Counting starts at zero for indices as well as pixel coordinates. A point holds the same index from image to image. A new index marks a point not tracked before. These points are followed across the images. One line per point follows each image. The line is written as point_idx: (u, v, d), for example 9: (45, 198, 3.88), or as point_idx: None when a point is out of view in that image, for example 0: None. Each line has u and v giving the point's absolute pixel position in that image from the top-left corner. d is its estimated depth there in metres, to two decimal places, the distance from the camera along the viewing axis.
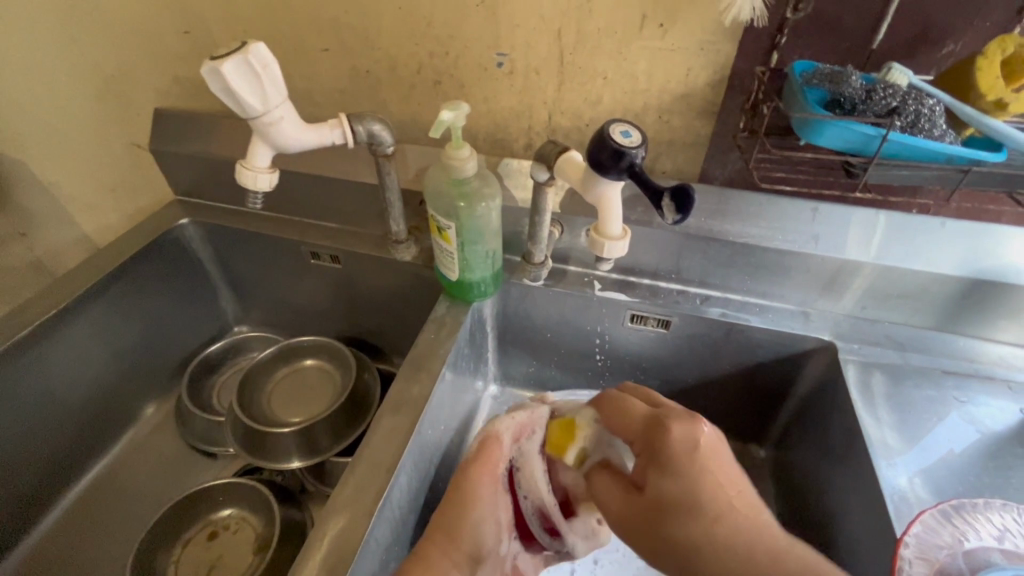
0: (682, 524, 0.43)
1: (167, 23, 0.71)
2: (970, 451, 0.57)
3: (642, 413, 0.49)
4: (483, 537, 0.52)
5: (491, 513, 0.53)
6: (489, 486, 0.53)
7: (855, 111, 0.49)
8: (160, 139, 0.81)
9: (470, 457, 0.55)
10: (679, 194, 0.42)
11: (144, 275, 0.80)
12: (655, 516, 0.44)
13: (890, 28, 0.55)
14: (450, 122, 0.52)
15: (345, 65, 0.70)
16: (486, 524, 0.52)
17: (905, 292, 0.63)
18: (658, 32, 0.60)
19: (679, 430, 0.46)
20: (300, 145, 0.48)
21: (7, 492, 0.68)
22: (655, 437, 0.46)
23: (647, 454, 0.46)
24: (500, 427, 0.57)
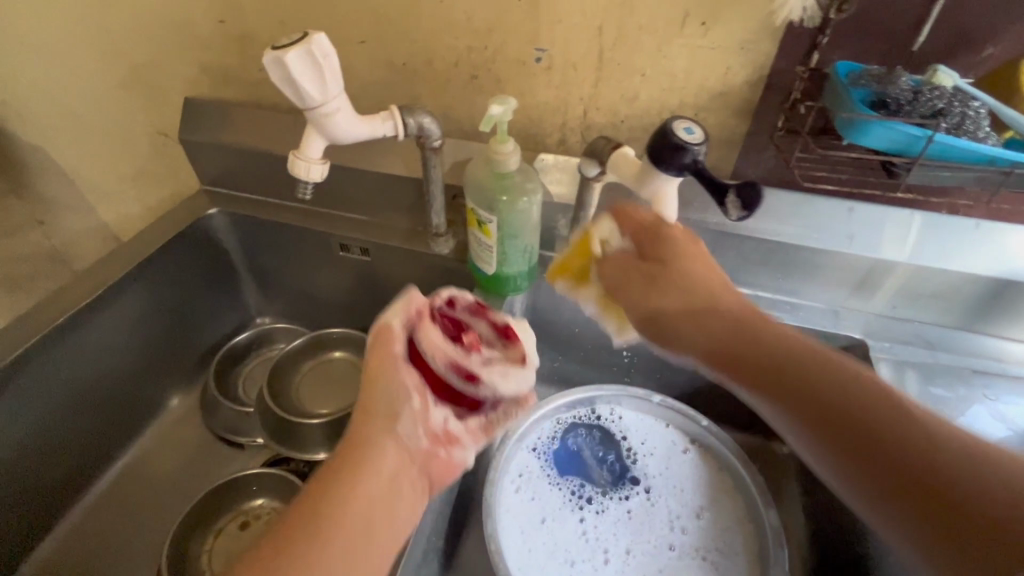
0: (761, 344, 0.47)
1: (201, 11, 0.71)
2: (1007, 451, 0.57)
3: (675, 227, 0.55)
4: (394, 399, 0.46)
5: (396, 381, 0.46)
6: (394, 354, 0.46)
7: (900, 112, 0.50)
8: (188, 128, 0.81)
9: (369, 345, 0.48)
10: (747, 191, 0.43)
11: (172, 265, 0.80)
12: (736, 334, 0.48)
13: (932, 30, 0.55)
14: (499, 115, 0.52)
15: (381, 58, 0.70)
16: (394, 386, 0.46)
17: (935, 292, 0.64)
18: (699, 30, 0.60)
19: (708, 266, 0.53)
20: (353, 136, 0.49)
21: (41, 481, 0.69)
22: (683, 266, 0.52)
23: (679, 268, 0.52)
24: (387, 316, 0.48)
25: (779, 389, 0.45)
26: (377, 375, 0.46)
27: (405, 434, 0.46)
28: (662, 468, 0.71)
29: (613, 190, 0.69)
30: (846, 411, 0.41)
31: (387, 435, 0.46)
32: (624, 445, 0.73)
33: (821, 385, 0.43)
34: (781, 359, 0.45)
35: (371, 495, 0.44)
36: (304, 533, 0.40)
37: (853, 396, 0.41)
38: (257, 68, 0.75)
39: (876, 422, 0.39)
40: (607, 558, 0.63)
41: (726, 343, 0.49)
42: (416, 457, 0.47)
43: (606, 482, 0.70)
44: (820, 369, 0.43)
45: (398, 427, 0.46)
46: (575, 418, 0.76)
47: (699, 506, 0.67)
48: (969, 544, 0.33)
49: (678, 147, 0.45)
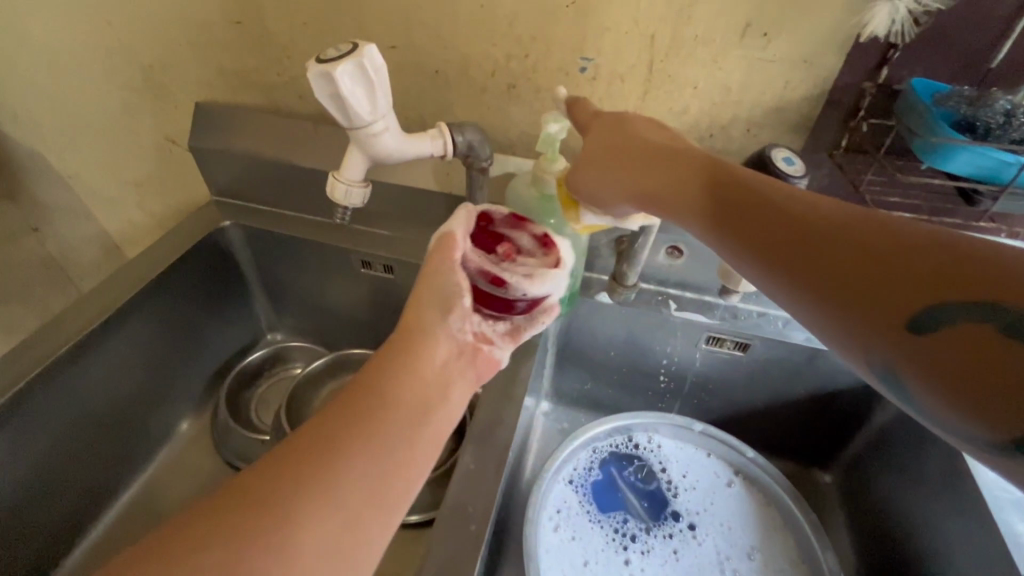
0: (742, 194, 0.39)
1: (216, 11, 0.66)
2: None
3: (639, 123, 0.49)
4: (448, 296, 0.45)
5: (453, 278, 0.46)
6: (447, 259, 0.46)
7: (988, 137, 0.47)
8: (199, 135, 0.76)
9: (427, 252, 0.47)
10: None
11: (183, 282, 0.76)
12: (710, 194, 0.41)
13: (1013, 47, 0.51)
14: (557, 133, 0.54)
15: (412, 65, 0.65)
16: (453, 279, 0.45)
17: None
18: (760, 42, 0.56)
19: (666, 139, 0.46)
20: (398, 156, 0.44)
21: (49, 517, 0.65)
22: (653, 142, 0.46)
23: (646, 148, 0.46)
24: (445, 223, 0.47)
25: (754, 230, 0.38)
26: (432, 274, 0.46)
27: (456, 328, 0.45)
28: (705, 502, 0.68)
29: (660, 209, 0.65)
30: (843, 237, 0.33)
31: (438, 325, 0.45)
32: (665, 478, 0.70)
33: (806, 219, 0.36)
34: (772, 217, 0.37)
35: (419, 396, 0.41)
36: (341, 435, 0.37)
37: (854, 222, 0.34)
38: (274, 73, 0.70)
39: (866, 238, 0.33)
40: None
41: (695, 200, 0.42)
42: (468, 356, 0.46)
43: (649, 517, 0.66)
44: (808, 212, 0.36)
45: (450, 319, 0.45)
46: (612, 447, 0.71)
47: (749, 545, 0.64)
48: (969, 304, 0.29)
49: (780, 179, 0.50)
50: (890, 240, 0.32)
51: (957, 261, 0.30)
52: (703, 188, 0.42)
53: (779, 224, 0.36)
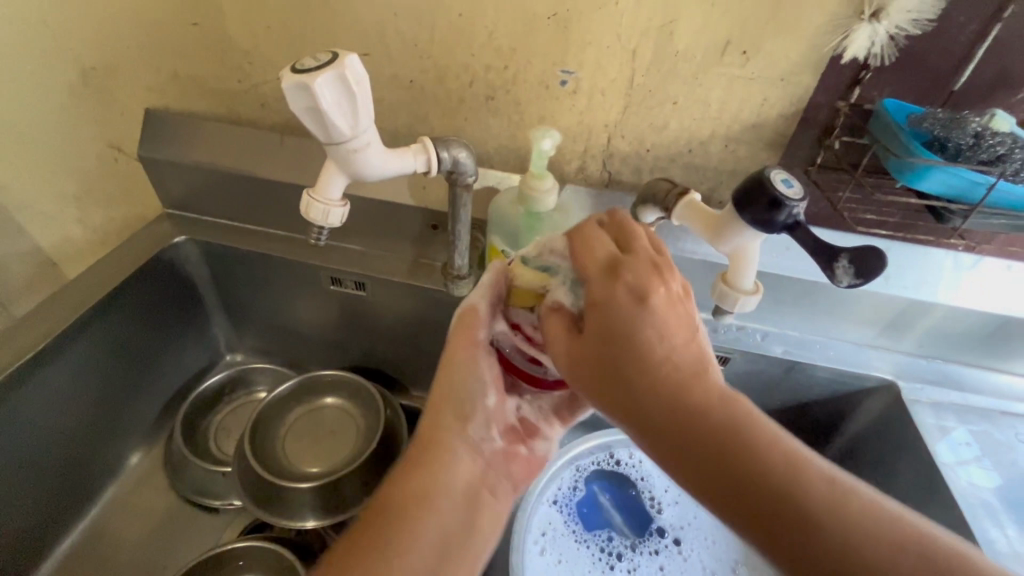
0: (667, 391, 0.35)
1: (170, 12, 0.61)
2: None
3: (598, 256, 0.38)
4: (469, 401, 0.46)
5: (476, 377, 0.46)
6: (468, 350, 0.47)
7: (958, 157, 0.48)
8: (149, 144, 0.70)
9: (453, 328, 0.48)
10: (864, 256, 0.35)
11: (131, 304, 0.69)
12: (605, 372, 0.36)
13: (975, 70, 0.53)
14: (550, 150, 0.50)
15: (385, 74, 0.62)
16: (473, 382, 0.46)
17: (964, 332, 0.63)
18: (739, 59, 0.56)
19: (625, 286, 0.36)
20: (379, 172, 0.42)
21: None
22: (600, 288, 0.37)
23: (589, 299, 0.37)
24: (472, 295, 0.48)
25: (688, 441, 0.34)
26: (455, 372, 0.46)
27: (477, 438, 0.47)
28: (689, 517, 0.67)
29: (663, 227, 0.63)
30: (721, 453, 0.32)
31: (458, 436, 0.46)
32: (648, 494, 0.68)
33: (693, 422, 0.33)
34: (662, 409, 0.34)
35: (440, 516, 0.42)
36: (367, 567, 0.37)
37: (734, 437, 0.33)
38: (235, 78, 0.65)
39: (790, 499, 0.31)
40: None
41: (592, 373, 0.37)
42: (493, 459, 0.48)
43: (633, 533, 0.65)
44: (700, 410, 0.34)
45: (470, 428, 0.46)
46: (594, 464, 0.70)
47: (734, 560, 0.64)
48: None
49: (774, 201, 0.36)
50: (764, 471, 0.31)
51: (830, 527, 0.30)
52: (601, 371, 0.36)
53: (666, 421, 0.34)
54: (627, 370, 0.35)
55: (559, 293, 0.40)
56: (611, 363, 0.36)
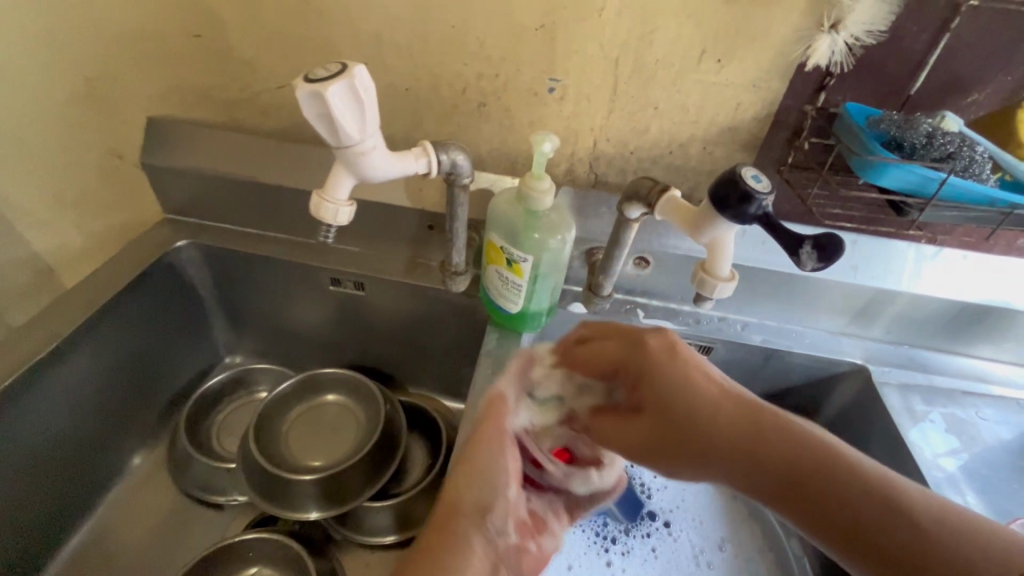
0: (716, 434, 0.45)
1: (173, 24, 0.64)
2: (1005, 466, 0.61)
3: (613, 348, 0.52)
4: (495, 489, 0.43)
5: (505, 463, 0.45)
6: (497, 436, 0.46)
7: (914, 155, 0.53)
8: (151, 152, 0.72)
9: (479, 417, 0.48)
10: (825, 242, 0.39)
11: (135, 307, 0.71)
12: (671, 428, 0.46)
13: (927, 76, 0.57)
14: (550, 152, 0.53)
15: (382, 83, 0.65)
16: (499, 469, 0.44)
17: (926, 318, 0.67)
18: (714, 67, 0.60)
19: (654, 355, 0.49)
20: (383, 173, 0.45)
21: None
22: (636, 364, 0.50)
23: (632, 376, 0.50)
24: (501, 385, 0.50)
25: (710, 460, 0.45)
26: (480, 458, 0.44)
27: (497, 529, 0.41)
28: (677, 499, 0.70)
29: (648, 224, 0.67)
30: (809, 470, 0.42)
31: (478, 528, 0.40)
32: (638, 479, 0.71)
33: (776, 443, 0.43)
34: (728, 444, 0.44)
35: None
36: None
37: (811, 448, 0.42)
38: (235, 87, 0.68)
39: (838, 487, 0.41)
40: None
41: (660, 442, 0.46)
42: (508, 557, 0.42)
43: (627, 518, 0.67)
44: (736, 431, 0.44)
45: (492, 519, 0.42)
46: None
47: (720, 538, 0.68)
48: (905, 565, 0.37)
49: (745, 194, 0.40)
50: (832, 456, 0.42)
51: (860, 495, 0.40)
52: (666, 428, 0.46)
53: (766, 456, 0.43)
54: (683, 420, 0.46)
55: (601, 383, 0.54)
56: (671, 417, 0.46)
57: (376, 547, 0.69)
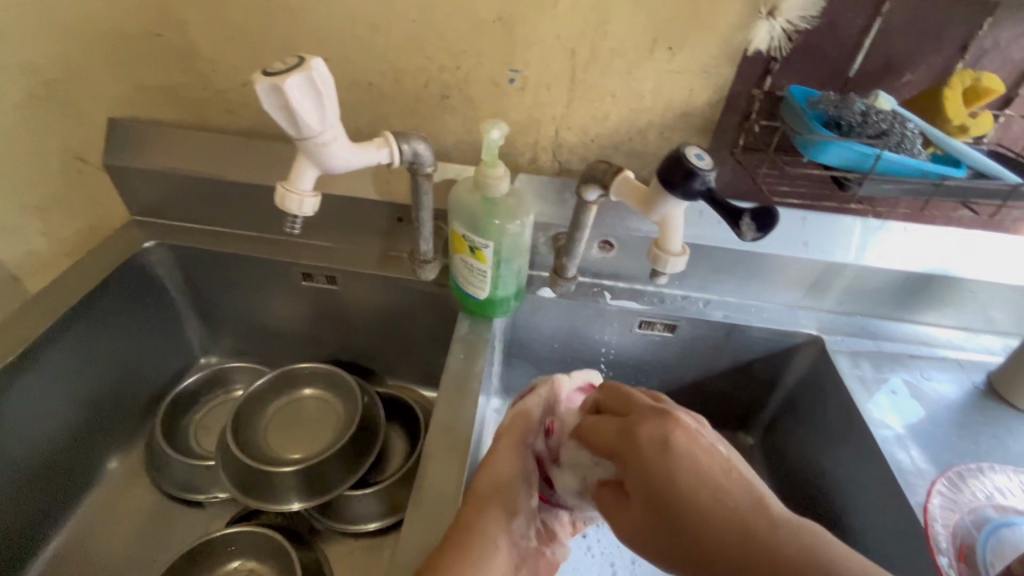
0: (700, 525, 0.36)
1: (132, 23, 0.63)
2: (954, 419, 0.64)
3: (609, 431, 0.44)
4: (516, 494, 0.48)
5: (521, 474, 0.50)
6: (519, 448, 0.52)
7: (851, 133, 0.56)
8: (115, 153, 0.72)
9: (505, 427, 0.54)
10: (762, 213, 0.42)
11: (105, 309, 0.71)
12: (653, 522, 0.39)
13: (864, 59, 0.61)
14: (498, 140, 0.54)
15: (346, 78, 0.66)
16: (520, 476, 0.50)
17: (874, 288, 0.71)
18: (666, 55, 0.63)
19: (648, 441, 0.41)
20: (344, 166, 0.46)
21: None
22: (626, 448, 0.42)
23: (622, 460, 0.42)
24: (530, 403, 0.56)
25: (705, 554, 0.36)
26: (505, 464, 0.50)
27: (519, 531, 0.46)
28: None
29: (610, 208, 0.69)
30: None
31: (504, 528, 0.45)
32: None
33: (762, 545, 0.35)
34: (722, 541, 0.36)
35: None
36: None
37: (794, 542, 0.35)
38: (198, 86, 0.68)
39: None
40: (615, 571, 0.64)
41: (653, 536, 0.39)
42: (526, 558, 0.47)
43: None
44: (730, 524, 0.36)
45: (515, 523, 0.46)
46: None
47: None
48: None
49: (689, 171, 0.43)
50: (819, 557, 0.34)
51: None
52: (657, 517, 0.38)
53: (747, 558, 0.35)
54: (674, 513, 0.37)
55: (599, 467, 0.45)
56: (661, 508, 0.38)
57: (361, 534, 0.70)
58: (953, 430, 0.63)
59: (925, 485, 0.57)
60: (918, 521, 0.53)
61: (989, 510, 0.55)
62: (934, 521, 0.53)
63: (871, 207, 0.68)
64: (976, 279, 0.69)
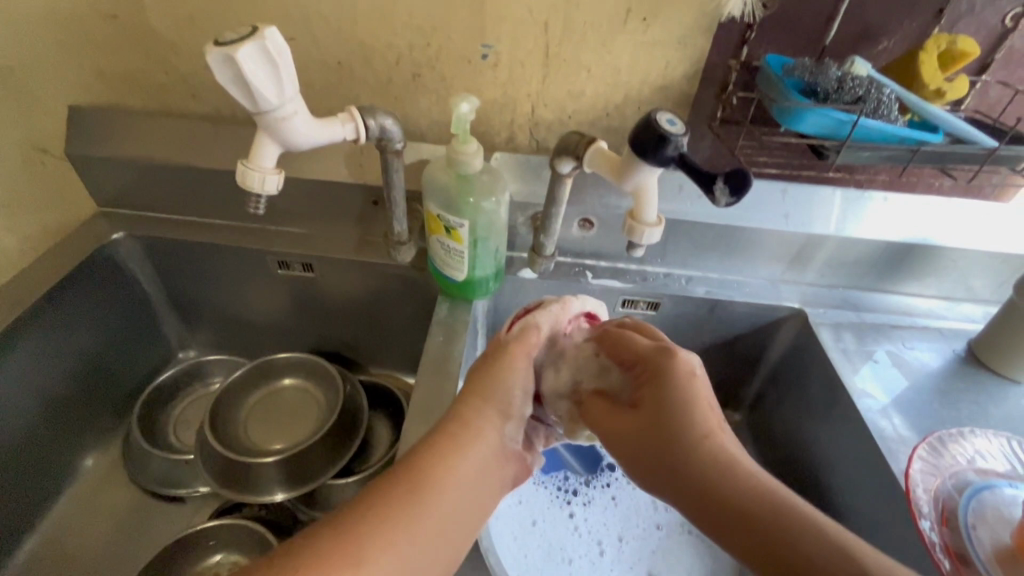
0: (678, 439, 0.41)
1: (86, 5, 0.61)
2: (935, 387, 0.64)
3: (645, 346, 0.47)
4: (511, 400, 0.48)
5: (518, 386, 0.48)
6: (524, 362, 0.49)
7: (828, 99, 0.55)
8: (76, 142, 0.69)
9: (512, 337, 0.51)
10: (735, 177, 0.42)
11: (74, 303, 0.69)
12: (642, 434, 0.43)
13: (839, 27, 0.60)
14: (470, 114, 0.53)
15: (313, 58, 0.64)
16: (517, 388, 0.48)
17: (855, 259, 0.71)
18: (640, 26, 0.61)
19: (676, 365, 0.44)
20: (303, 141, 0.45)
21: None
22: (656, 365, 0.45)
23: (647, 375, 0.46)
24: (541, 317, 0.52)
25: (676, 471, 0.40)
26: (504, 373, 0.48)
27: (510, 435, 0.47)
28: None
29: (589, 186, 0.68)
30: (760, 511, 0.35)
31: (495, 428, 0.46)
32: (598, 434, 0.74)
33: (733, 481, 0.38)
34: (705, 467, 0.39)
35: (448, 504, 0.41)
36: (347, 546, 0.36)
37: (770, 498, 0.36)
38: (160, 71, 0.66)
39: (788, 518, 0.34)
40: (603, 550, 0.63)
41: (637, 441, 0.43)
42: (510, 461, 0.47)
43: (586, 470, 0.70)
44: (714, 461, 0.39)
45: (507, 426, 0.47)
46: None
47: None
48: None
49: (661, 137, 0.43)
50: (782, 506, 0.35)
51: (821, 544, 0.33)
52: (649, 433, 0.43)
53: (709, 484, 0.38)
54: (669, 432, 0.41)
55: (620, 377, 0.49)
56: (660, 423, 0.42)
57: None
58: (933, 397, 0.63)
59: (906, 452, 0.57)
60: (901, 486, 0.53)
61: (970, 475, 0.55)
62: (917, 486, 0.53)
63: (849, 177, 0.67)
64: (956, 248, 0.69)
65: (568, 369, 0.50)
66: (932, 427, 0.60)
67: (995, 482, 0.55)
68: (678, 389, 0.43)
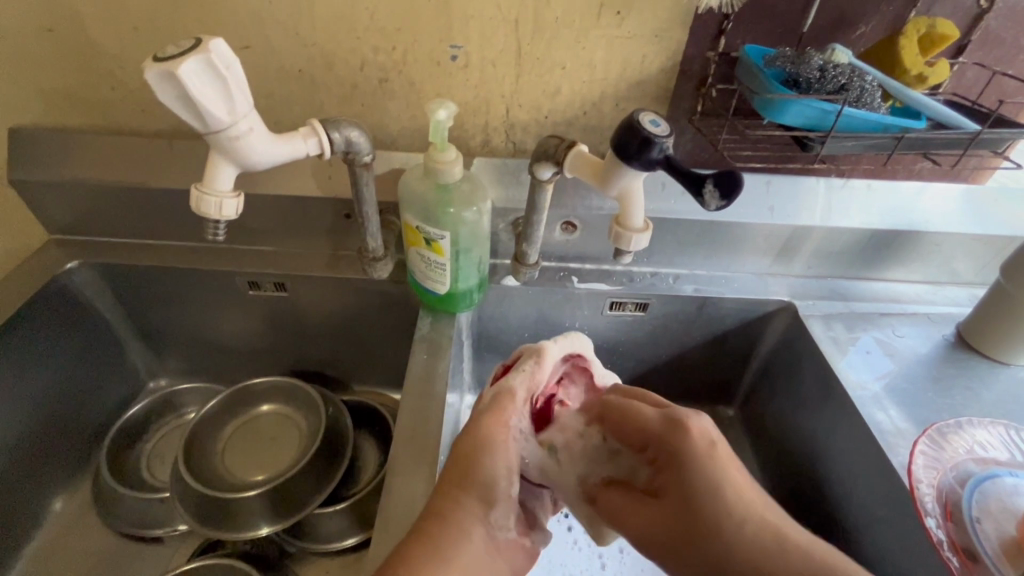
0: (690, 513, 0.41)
1: (19, 19, 0.57)
2: (928, 375, 0.64)
3: (651, 417, 0.46)
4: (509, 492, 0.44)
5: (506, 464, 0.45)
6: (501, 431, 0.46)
7: (810, 90, 0.54)
8: (18, 166, 0.64)
9: (485, 406, 0.49)
10: (725, 178, 0.41)
11: (28, 338, 0.64)
12: (655, 541, 0.42)
13: (817, 14, 0.59)
14: (446, 121, 0.50)
15: (272, 66, 0.61)
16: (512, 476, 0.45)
17: (842, 248, 0.70)
18: (614, 20, 0.59)
19: (690, 441, 0.43)
20: (247, 162, 0.45)
21: None
22: (670, 447, 0.44)
23: (663, 460, 0.44)
24: (514, 381, 0.50)
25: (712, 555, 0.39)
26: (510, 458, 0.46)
27: (497, 524, 0.43)
28: None
29: (570, 188, 0.65)
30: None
31: (481, 524, 0.42)
32: None
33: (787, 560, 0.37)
34: (746, 560, 0.38)
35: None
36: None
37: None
38: (106, 86, 0.61)
39: None
40: (604, 564, 0.62)
41: (666, 540, 0.42)
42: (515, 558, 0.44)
43: None
44: (755, 546, 0.38)
45: (494, 515, 0.43)
46: None
47: None
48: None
49: (645, 139, 0.43)
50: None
51: None
52: (675, 524, 0.41)
53: None
54: (701, 534, 0.40)
55: (632, 459, 0.47)
56: (692, 508, 0.41)
57: (336, 553, 0.66)
58: (926, 385, 0.63)
59: (906, 444, 0.56)
60: (905, 484, 0.52)
61: (968, 466, 0.55)
62: (920, 483, 0.52)
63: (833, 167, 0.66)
64: (939, 232, 0.68)
65: (578, 465, 0.49)
66: (930, 416, 0.59)
67: (991, 472, 0.54)
68: (681, 458, 0.43)
